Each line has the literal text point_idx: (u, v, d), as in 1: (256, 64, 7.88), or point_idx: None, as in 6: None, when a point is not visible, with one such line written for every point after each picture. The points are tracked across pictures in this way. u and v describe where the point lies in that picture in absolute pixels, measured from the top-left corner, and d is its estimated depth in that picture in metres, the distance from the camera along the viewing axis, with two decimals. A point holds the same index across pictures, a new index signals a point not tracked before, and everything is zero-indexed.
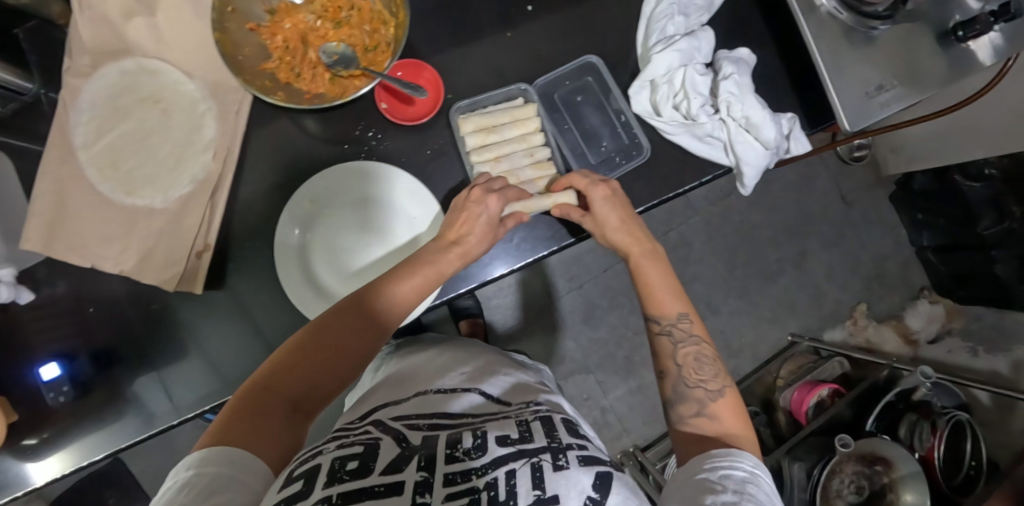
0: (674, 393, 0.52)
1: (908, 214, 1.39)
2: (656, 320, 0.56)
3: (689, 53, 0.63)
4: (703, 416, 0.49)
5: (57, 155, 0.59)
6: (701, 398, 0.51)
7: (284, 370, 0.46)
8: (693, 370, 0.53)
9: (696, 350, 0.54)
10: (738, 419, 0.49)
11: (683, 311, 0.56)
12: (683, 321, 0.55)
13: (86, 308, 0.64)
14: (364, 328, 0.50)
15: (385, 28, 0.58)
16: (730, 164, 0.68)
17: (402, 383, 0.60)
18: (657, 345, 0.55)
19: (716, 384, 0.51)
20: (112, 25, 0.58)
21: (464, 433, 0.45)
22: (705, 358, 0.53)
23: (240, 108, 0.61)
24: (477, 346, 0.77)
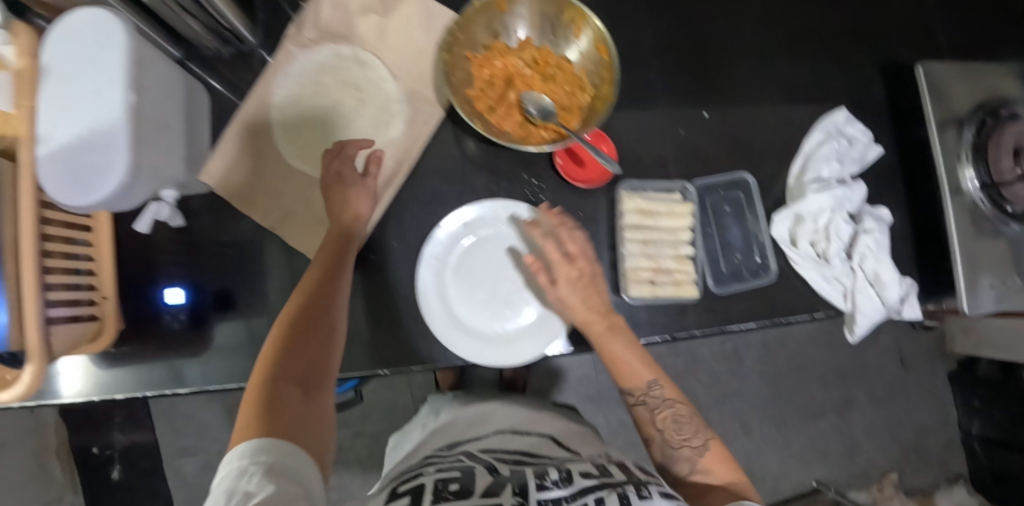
0: (665, 457, 0.58)
1: (963, 396, 1.37)
2: (631, 393, 0.59)
3: (841, 200, 0.67)
4: (699, 473, 0.56)
5: (255, 107, 0.65)
6: (690, 456, 0.57)
7: (282, 356, 0.51)
8: (676, 431, 0.58)
9: (673, 412, 0.58)
10: (730, 469, 0.56)
11: (652, 379, 0.59)
12: (655, 388, 0.59)
13: (224, 249, 0.66)
14: (331, 307, 0.54)
15: (582, 94, 0.62)
16: (845, 309, 0.69)
17: (473, 425, 0.68)
18: (636, 415, 0.60)
19: (700, 440, 0.58)
20: (348, 15, 0.64)
21: (550, 468, 0.50)
22: (683, 418, 0.58)
23: (429, 121, 0.65)
24: (530, 398, 0.83)
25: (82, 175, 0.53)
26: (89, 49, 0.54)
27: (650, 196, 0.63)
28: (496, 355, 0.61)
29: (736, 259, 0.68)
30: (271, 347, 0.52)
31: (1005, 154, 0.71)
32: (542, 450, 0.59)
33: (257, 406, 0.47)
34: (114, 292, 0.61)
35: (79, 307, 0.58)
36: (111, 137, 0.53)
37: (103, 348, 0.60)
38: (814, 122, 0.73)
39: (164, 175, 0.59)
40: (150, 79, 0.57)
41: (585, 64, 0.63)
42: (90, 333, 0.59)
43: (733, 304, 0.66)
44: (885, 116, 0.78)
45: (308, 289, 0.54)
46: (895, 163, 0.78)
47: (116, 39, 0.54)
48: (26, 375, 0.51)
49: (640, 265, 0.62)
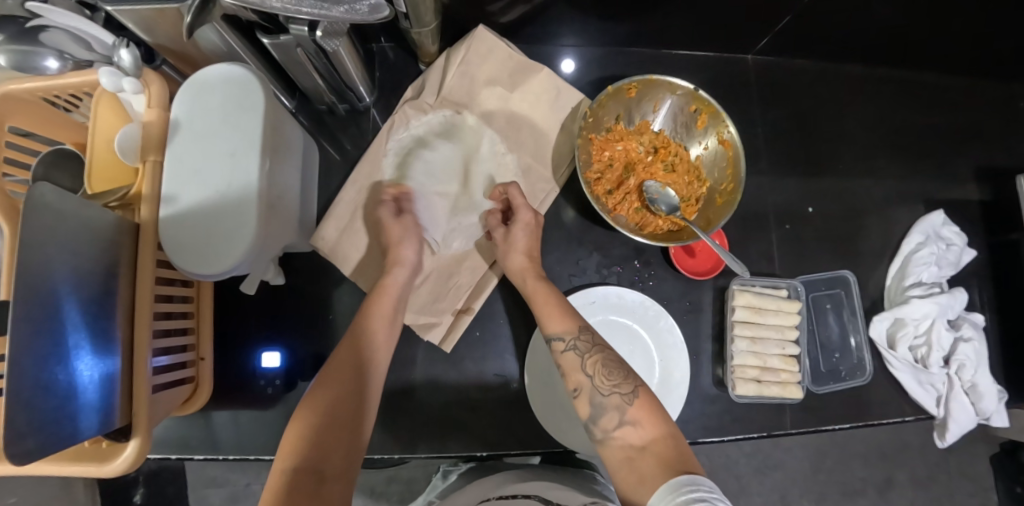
0: (593, 408, 0.52)
1: (1004, 482, 1.35)
2: (558, 339, 0.55)
3: (945, 308, 0.67)
4: (626, 425, 0.50)
5: (369, 167, 0.64)
6: (618, 404, 0.52)
7: (305, 445, 0.49)
8: (605, 377, 0.53)
9: (602, 357, 0.54)
10: (657, 419, 0.51)
11: (580, 324, 0.56)
12: (585, 334, 0.55)
13: (325, 314, 0.65)
14: (351, 388, 0.53)
15: (699, 184, 0.63)
16: (938, 415, 0.68)
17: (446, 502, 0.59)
18: (564, 362, 0.55)
19: (627, 386, 0.52)
20: (473, 85, 0.65)
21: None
22: (613, 362, 0.54)
23: (545, 198, 0.66)
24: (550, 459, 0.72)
25: (209, 241, 0.52)
26: (227, 111, 0.55)
27: (758, 292, 0.64)
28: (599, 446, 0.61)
29: (834, 358, 0.68)
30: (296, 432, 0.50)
31: None
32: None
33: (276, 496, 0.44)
34: (210, 353, 0.59)
35: (177, 370, 0.56)
36: (244, 202, 0.53)
37: (192, 411, 0.58)
38: (913, 223, 0.73)
39: (282, 237, 0.59)
40: (280, 142, 0.57)
41: (703, 154, 0.63)
42: (184, 396, 0.57)
43: (833, 405, 0.65)
44: (976, 218, 0.78)
45: (327, 371, 0.54)
46: (986, 265, 0.77)
47: (256, 104, 0.55)
48: (132, 448, 0.47)
49: (747, 363, 0.62)
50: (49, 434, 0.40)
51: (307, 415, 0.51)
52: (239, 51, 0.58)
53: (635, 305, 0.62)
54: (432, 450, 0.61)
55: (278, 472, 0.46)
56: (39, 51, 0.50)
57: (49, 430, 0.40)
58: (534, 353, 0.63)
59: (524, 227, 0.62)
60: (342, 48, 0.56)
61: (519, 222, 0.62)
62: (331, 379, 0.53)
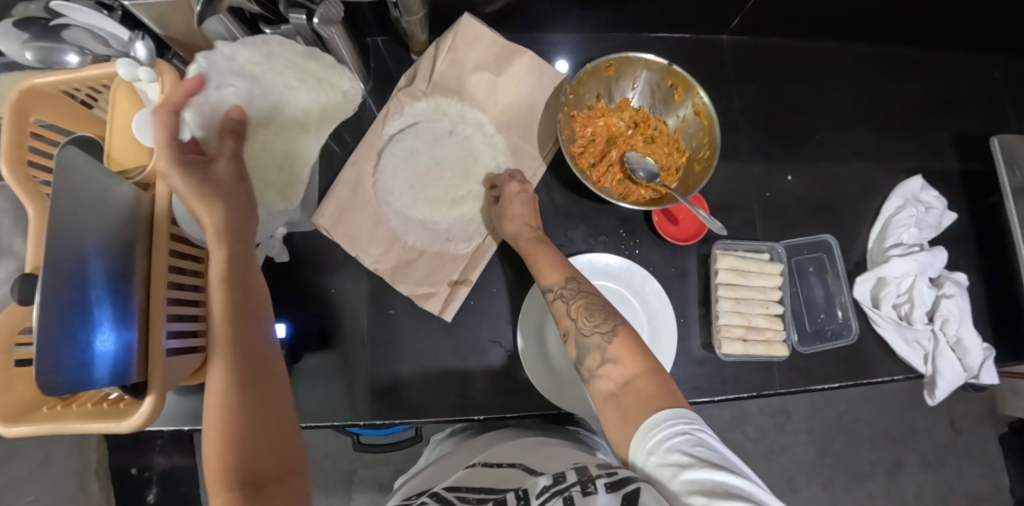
0: (580, 349, 0.55)
1: (1015, 464, 1.34)
2: (547, 289, 0.58)
3: (924, 265, 0.69)
4: (608, 364, 0.52)
5: (368, 147, 0.68)
6: (600, 343, 0.54)
7: (229, 449, 0.45)
8: (588, 319, 0.55)
9: (586, 301, 0.56)
10: (639, 354, 0.52)
11: (570, 275, 0.59)
12: (571, 284, 0.58)
13: (326, 289, 0.68)
14: (258, 378, 0.50)
15: (679, 156, 0.66)
16: (925, 373, 0.69)
17: (441, 469, 0.63)
18: (554, 309, 0.58)
19: (608, 327, 0.54)
20: (461, 71, 0.69)
21: (510, 494, 0.47)
22: (597, 306, 0.56)
23: (534, 174, 0.69)
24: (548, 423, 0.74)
25: None
26: (232, 95, 0.59)
27: (741, 255, 0.66)
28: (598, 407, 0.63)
29: (819, 318, 0.70)
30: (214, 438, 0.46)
31: None
32: (510, 479, 0.52)
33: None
34: None
35: (191, 339, 0.59)
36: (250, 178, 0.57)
37: (205, 379, 0.62)
38: (892, 189, 0.76)
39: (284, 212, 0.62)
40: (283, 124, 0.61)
41: (682, 127, 0.66)
42: (196, 365, 0.61)
43: (818, 364, 0.67)
44: (957, 185, 0.80)
45: (225, 366, 0.49)
46: (970, 229, 0.79)
47: (259, 88, 0.59)
48: (148, 405, 0.51)
49: (733, 322, 0.64)
50: (52, 373, 0.42)
51: (219, 417, 0.47)
52: None
53: (621, 271, 0.64)
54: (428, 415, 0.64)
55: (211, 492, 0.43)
56: (62, 46, 0.57)
57: (65, 371, 0.43)
58: (525, 322, 0.66)
59: (517, 197, 0.64)
60: (337, 35, 0.61)
61: (509, 195, 0.64)
62: (221, 372, 0.49)
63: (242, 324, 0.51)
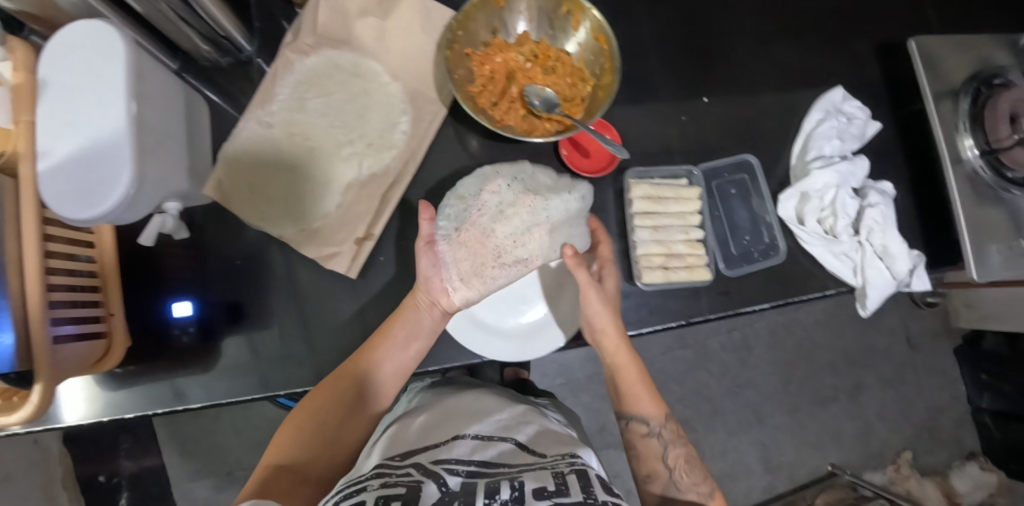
0: (666, 492, 0.57)
1: (970, 373, 1.39)
2: (641, 422, 0.59)
3: (845, 176, 0.68)
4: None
5: (258, 101, 0.64)
6: (697, 500, 0.56)
7: (301, 449, 0.52)
8: (686, 474, 0.57)
9: (684, 451, 0.58)
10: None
11: (666, 411, 0.60)
12: (666, 424, 0.59)
13: (231, 260, 0.66)
14: (346, 403, 0.56)
15: (583, 85, 0.64)
16: (855, 284, 0.69)
17: (434, 422, 0.59)
18: (647, 446, 0.59)
19: (706, 487, 0.57)
20: (346, 18, 0.64)
21: (505, 483, 0.44)
22: (694, 458, 0.58)
23: (433, 120, 0.66)
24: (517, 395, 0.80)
25: (86, 187, 0.52)
26: (88, 62, 0.54)
27: (656, 182, 0.65)
28: (517, 349, 0.62)
29: (745, 241, 0.69)
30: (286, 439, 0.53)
31: (1002, 122, 0.71)
32: (505, 460, 0.51)
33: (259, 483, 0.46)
34: (120, 307, 0.61)
35: (86, 326, 0.57)
36: (116, 149, 0.52)
37: (110, 367, 0.60)
38: (813, 102, 0.74)
39: (167, 186, 0.59)
40: (151, 91, 0.57)
41: (584, 55, 0.64)
42: (97, 353, 0.58)
43: (744, 286, 0.66)
44: (880, 94, 0.78)
45: (326, 385, 0.56)
46: (895, 138, 0.78)
47: (115, 52, 0.54)
48: (37, 395, 0.50)
49: (652, 251, 0.63)
50: None
51: (311, 408, 0.54)
52: (97, 7, 0.57)
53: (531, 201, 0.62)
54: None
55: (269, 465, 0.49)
56: None
57: None
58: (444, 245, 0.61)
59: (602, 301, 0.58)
60: None
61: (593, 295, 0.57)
62: (337, 381, 0.56)
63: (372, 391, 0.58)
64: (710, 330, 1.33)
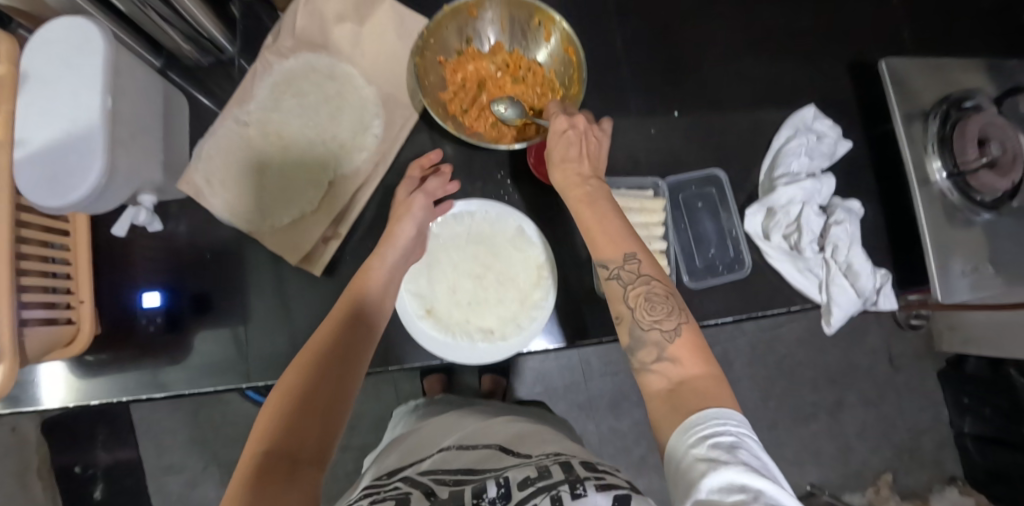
0: (632, 340, 0.49)
1: (953, 395, 1.38)
2: (602, 266, 0.53)
3: (810, 193, 0.68)
4: (664, 360, 0.46)
5: (236, 102, 0.66)
6: (657, 340, 0.47)
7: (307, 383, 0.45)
8: (646, 310, 0.49)
9: (646, 289, 0.50)
10: (697, 358, 0.45)
11: (629, 251, 0.52)
12: (632, 261, 0.51)
13: (203, 253, 0.68)
14: (346, 337, 0.50)
15: (553, 95, 0.67)
16: (820, 300, 0.69)
17: (419, 444, 0.61)
18: (609, 290, 0.52)
19: (671, 323, 0.48)
20: (323, 22, 0.66)
21: (488, 482, 0.46)
22: (657, 296, 0.49)
23: (405, 124, 0.68)
24: (499, 404, 0.83)
25: (59, 176, 0.53)
26: (67, 57, 0.55)
27: (620, 193, 0.66)
28: (475, 353, 0.60)
29: (709, 253, 0.70)
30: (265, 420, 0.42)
31: (970, 145, 0.72)
32: (488, 462, 0.53)
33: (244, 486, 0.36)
34: (90, 295, 0.61)
35: (55, 310, 0.58)
36: (89, 139, 0.54)
37: (77, 353, 0.60)
38: (785, 119, 0.76)
39: (139, 178, 0.60)
40: (128, 84, 0.58)
41: (555, 66, 0.68)
42: (65, 338, 0.59)
43: (706, 298, 0.67)
44: (853, 112, 0.79)
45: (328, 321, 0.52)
46: (866, 157, 0.79)
47: (94, 46, 0.55)
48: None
49: None
50: None
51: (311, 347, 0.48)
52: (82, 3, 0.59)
53: (482, 224, 0.65)
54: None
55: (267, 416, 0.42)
56: None
57: None
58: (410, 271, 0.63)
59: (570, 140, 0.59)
60: None
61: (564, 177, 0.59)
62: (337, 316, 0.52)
63: (352, 342, 0.50)
64: None
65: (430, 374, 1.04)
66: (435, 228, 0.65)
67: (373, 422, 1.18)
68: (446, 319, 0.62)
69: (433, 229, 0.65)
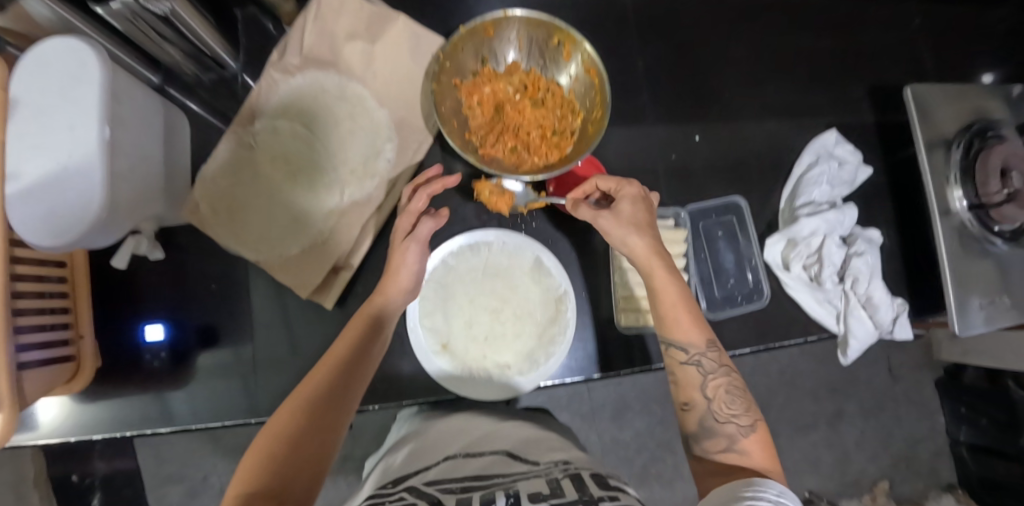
0: (701, 428, 0.50)
1: (950, 404, 1.40)
2: (681, 349, 0.53)
3: (833, 224, 0.68)
4: (734, 451, 0.47)
5: (242, 120, 0.63)
6: (733, 433, 0.48)
7: (306, 413, 0.45)
8: (725, 404, 0.50)
9: (728, 382, 0.51)
10: (771, 457, 0.47)
11: (710, 340, 0.53)
12: (712, 350, 0.52)
13: (208, 283, 0.65)
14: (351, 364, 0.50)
15: (573, 118, 0.65)
16: (838, 332, 0.68)
17: (425, 447, 0.58)
18: (683, 374, 0.52)
19: (748, 419, 0.49)
20: (334, 41, 0.64)
21: (498, 493, 0.44)
22: (737, 390, 0.51)
23: (419, 149, 0.66)
24: (505, 403, 0.80)
25: (57, 213, 0.50)
26: (60, 83, 0.51)
27: None
28: (492, 391, 0.59)
29: (729, 284, 0.69)
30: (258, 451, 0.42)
31: (992, 177, 0.72)
32: (496, 470, 0.51)
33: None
34: (90, 330, 0.60)
35: (53, 350, 0.55)
36: (88, 173, 0.51)
37: (79, 388, 0.59)
38: (806, 145, 0.74)
39: (140, 209, 0.57)
40: (127, 112, 0.55)
41: (575, 87, 0.66)
42: (66, 375, 0.57)
43: (726, 329, 0.66)
44: (873, 136, 0.78)
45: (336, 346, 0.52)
46: (884, 183, 0.78)
47: (89, 74, 0.51)
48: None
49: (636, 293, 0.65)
50: None
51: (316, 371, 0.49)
52: (76, 22, 0.55)
53: (499, 256, 0.63)
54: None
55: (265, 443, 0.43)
56: None
57: None
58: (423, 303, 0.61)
59: (631, 203, 0.58)
60: (182, 8, 0.55)
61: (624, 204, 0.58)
62: (345, 341, 0.52)
63: (369, 351, 0.52)
64: None
65: None
66: (450, 258, 0.62)
67: (375, 435, 1.16)
68: (462, 354, 0.60)
69: (449, 259, 0.63)
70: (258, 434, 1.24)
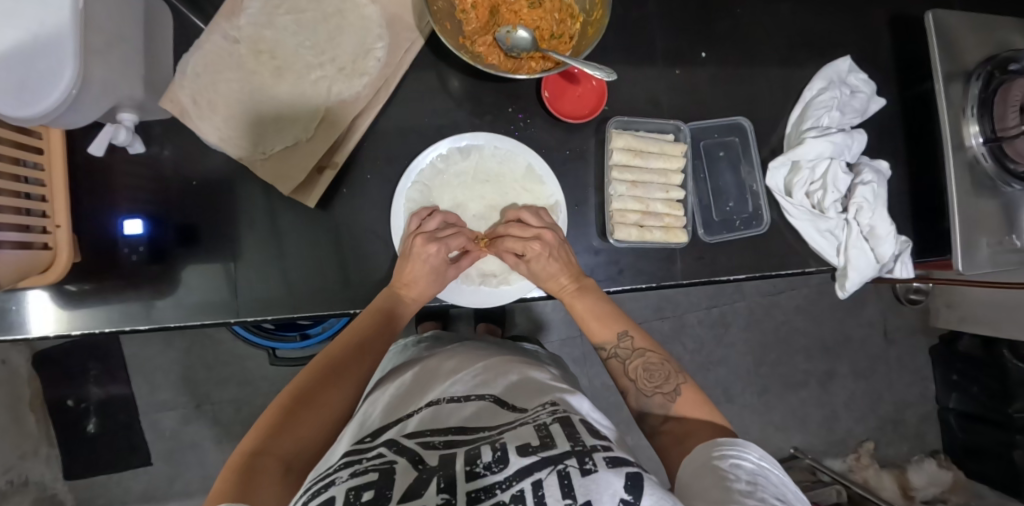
0: (641, 406, 0.56)
1: (943, 372, 1.39)
2: (602, 348, 0.60)
3: (840, 148, 0.65)
4: (673, 421, 0.53)
5: (227, 9, 0.59)
6: (663, 403, 0.54)
7: (294, 409, 0.49)
8: (648, 380, 0.56)
9: (644, 360, 0.57)
10: (700, 413, 0.52)
11: (621, 331, 0.60)
12: (626, 340, 0.59)
13: (189, 181, 0.63)
14: (350, 361, 0.55)
15: (572, 22, 0.61)
16: (837, 264, 0.67)
17: (411, 391, 0.55)
18: (612, 369, 0.59)
19: (671, 386, 0.55)
20: None
21: (484, 447, 0.42)
22: (654, 365, 0.57)
23: (411, 48, 0.62)
24: (491, 343, 0.77)
25: (27, 79, 0.48)
26: None
27: (641, 135, 0.66)
28: (472, 298, 0.62)
29: (727, 208, 0.68)
30: (255, 431, 0.47)
31: (1011, 110, 0.67)
32: (482, 420, 0.47)
33: (233, 479, 0.40)
34: (68, 221, 0.57)
35: (31, 235, 0.54)
36: (59, 41, 0.48)
37: (55, 280, 0.57)
38: (817, 71, 0.70)
39: (117, 92, 0.55)
40: None
41: None
42: (41, 264, 0.56)
43: (720, 253, 0.66)
44: (889, 68, 0.74)
45: (336, 341, 0.56)
46: (897, 117, 0.74)
47: None
48: None
49: (628, 208, 0.65)
50: None
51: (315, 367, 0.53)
52: None
53: (492, 164, 0.64)
54: (305, 310, 0.63)
55: (254, 442, 0.45)
56: None
57: None
58: (400, 195, 0.62)
59: None
60: None
61: None
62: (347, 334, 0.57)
63: (369, 345, 0.57)
64: (689, 305, 1.33)
65: (424, 320, 1.01)
66: (440, 161, 0.63)
67: None
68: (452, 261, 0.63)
69: (438, 161, 0.63)
70: (249, 364, 1.25)
